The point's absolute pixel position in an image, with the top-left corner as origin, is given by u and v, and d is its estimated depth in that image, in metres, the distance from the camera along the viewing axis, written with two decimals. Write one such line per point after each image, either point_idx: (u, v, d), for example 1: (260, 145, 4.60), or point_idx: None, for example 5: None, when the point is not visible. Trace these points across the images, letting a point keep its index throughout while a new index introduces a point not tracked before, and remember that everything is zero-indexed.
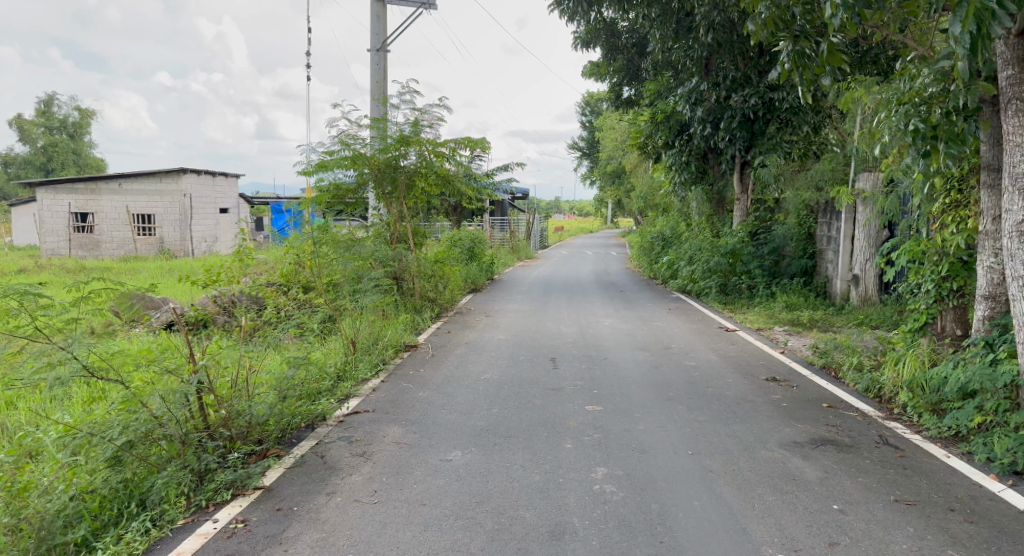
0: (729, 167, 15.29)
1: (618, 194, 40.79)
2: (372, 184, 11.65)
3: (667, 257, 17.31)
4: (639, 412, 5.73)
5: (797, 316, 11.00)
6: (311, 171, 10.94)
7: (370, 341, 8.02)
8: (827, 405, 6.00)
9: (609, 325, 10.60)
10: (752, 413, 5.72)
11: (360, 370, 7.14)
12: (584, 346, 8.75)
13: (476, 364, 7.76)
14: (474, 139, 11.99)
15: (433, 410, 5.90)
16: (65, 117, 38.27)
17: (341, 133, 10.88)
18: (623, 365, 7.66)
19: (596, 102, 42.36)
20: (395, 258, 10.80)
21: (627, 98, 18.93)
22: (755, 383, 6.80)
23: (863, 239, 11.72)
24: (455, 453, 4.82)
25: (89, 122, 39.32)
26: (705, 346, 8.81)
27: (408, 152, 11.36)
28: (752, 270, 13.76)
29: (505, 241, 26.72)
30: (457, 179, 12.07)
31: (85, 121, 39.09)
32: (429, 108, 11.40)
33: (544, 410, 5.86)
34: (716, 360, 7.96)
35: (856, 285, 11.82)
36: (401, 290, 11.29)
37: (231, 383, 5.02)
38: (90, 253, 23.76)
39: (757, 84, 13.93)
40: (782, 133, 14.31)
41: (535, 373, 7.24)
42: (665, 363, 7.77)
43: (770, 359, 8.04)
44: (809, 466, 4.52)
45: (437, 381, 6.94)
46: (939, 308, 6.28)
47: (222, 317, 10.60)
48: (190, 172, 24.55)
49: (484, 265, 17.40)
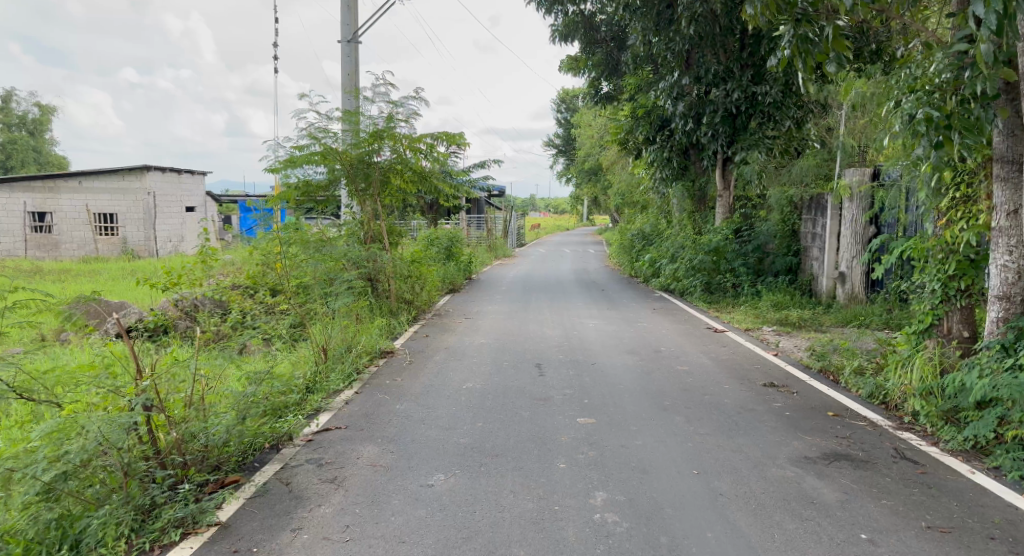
0: (711, 164, 14.96)
1: (594, 191, 40.52)
2: (345, 181, 11.10)
3: (648, 256, 16.95)
4: (635, 425, 5.31)
5: (785, 314, 10.68)
6: (278, 168, 10.37)
7: (342, 348, 7.48)
8: (832, 413, 5.64)
9: (594, 327, 10.18)
10: (756, 424, 5.34)
11: (331, 381, 6.61)
12: (569, 350, 8.32)
13: (456, 371, 7.29)
14: (452, 134, 11.49)
15: (411, 426, 5.41)
16: (24, 113, 36.97)
17: (310, 127, 10.32)
18: (613, 371, 7.24)
19: (572, 99, 42.12)
20: (369, 258, 10.23)
21: (606, 93, 18.51)
22: (753, 389, 6.43)
23: (850, 236, 11.46)
24: (437, 477, 4.34)
25: (50, 118, 37.98)
26: (695, 348, 8.44)
27: (382, 147, 10.84)
28: (737, 268, 13.41)
29: (482, 239, 26.20)
30: (433, 176, 11.59)
31: (45, 117, 37.75)
32: (405, 101, 10.89)
33: (532, 423, 5.42)
34: (709, 364, 7.59)
35: (842, 284, 11.56)
36: (376, 291, 10.71)
37: (188, 399, 4.49)
38: (48, 254, 22.73)
39: (740, 77, 13.60)
40: (764, 129, 13.94)
41: (520, 382, 6.78)
42: (657, 368, 7.37)
43: (765, 362, 7.70)
44: (826, 486, 4.13)
45: (415, 392, 6.46)
46: (944, 309, 5.88)
47: (184, 323, 10.06)
48: (154, 169, 23.62)
49: (462, 265, 16.88)
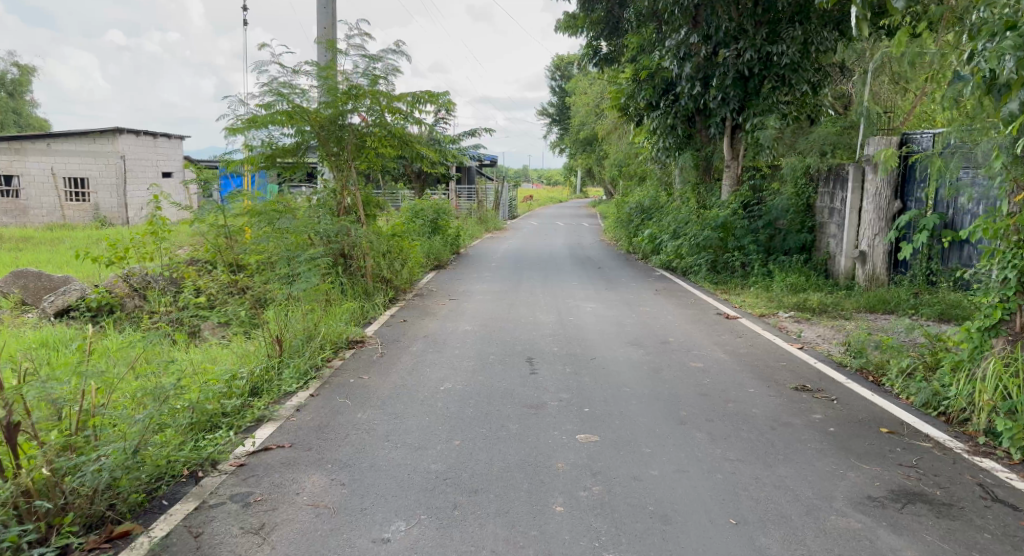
0: (718, 131, 13.93)
1: (589, 162, 39.30)
2: (315, 144, 9.94)
3: (647, 231, 15.92)
4: (649, 447, 4.30)
5: (803, 298, 9.65)
6: (242, 129, 9.25)
7: (300, 338, 6.43)
8: (886, 429, 4.67)
9: (590, 311, 9.16)
10: (798, 447, 4.34)
11: (281, 382, 5.57)
12: (565, 341, 7.29)
13: (433, 368, 6.24)
14: (434, 93, 10.30)
15: (372, 444, 4.37)
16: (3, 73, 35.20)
17: (274, 82, 9.17)
18: (615, 368, 6.22)
19: (566, 66, 40.76)
20: (339, 233, 9.03)
21: (606, 54, 17.25)
22: (782, 395, 5.43)
23: (873, 211, 10.46)
24: (396, 528, 3.34)
25: (30, 79, 36.34)
26: (707, 339, 7.42)
27: (357, 104, 9.72)
28: (746, 247, 12.29)
29: (473, 210, 25.01)
30: (417, 141, 10.50)
31: (25, 78, 36.10)
32: (384, 53, 9.74)
33: (521, 442, 4.40)
34: (726, 359, 6.60)
35: (862, 264, 10.56)
36: (348, 271, 9.44)
37: (72, 436, 3.48)
38: (16, 220, 21.51)
39: (753, 36, 12.50)
40: (778, 93, 12.85)
41: (507, 383, 5.75)
42: (666, 364, 6.37)
43: (790, 357, 6.71)
44: (908, 546, 3.15)
45: (382, 395, 5.41)
46: (1019, 300, 4.76)
47: (133, 302, 8.87)
48: (128, 132, 22.25)
49: (449, 239, 15.72)
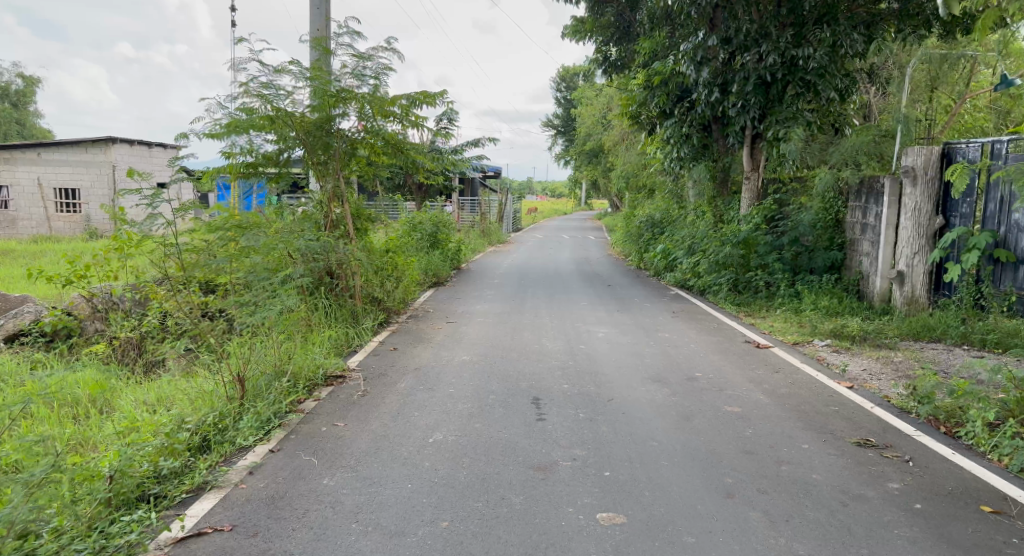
0: (737, 141, 13.00)
1: (594, 174, 38.45)
2: (301, 152, 9.01)
3: (660, 246, 14.97)
4: (692, 535, 3.40)
5: (840, 324, 8.67)
6: (220, 134, 8.37)
7: (266, 377, 5.49)
8: (987, 507, 3.70)
9: (603, 338, 8.22)
10: (883, 535, 3.40)
11: (235, 434, 4.64)
12: (576, 376, 6.35)
13: (422, 412, 5.27)
14: (431, 94, 9.40)
15: (337, 528, 3.45)
16: (7, 84, 34.51)
17: (252, 82, 8.28)
18: (638, 413, 5.27)
19: (572, 77, 40.23)
20: (324, 251, 8.08)
21: (615, 60, 16.40)
22: (844, 453, 4.48)
23: (911, 227, 9.47)
24: None
25: (35, 89, 35.76)
26: (740, 375, 6.46)
27: (346, 108, 8.84)
28: (770, 265, 11.34)
29: (475, 224, 24.12)
30: (411, 148, 9.60)
31: (31, 89, 35.52)
32: (376, 52, 8.92)
33: (528, 525, 3.47)
34: (766, 401, 5.65)
35: (899, 285, 9.57)
36: (335, 291, 8.52)
37: None
38: (4, 232, 20.66)
39: (777, 38, 11.58)
40: (802, 100, 11.92)
41: (508, 434, 4.79)
42: (697, 408, 5.41)
43: (840, 399, 5.74)
44: None
45: (357, 450, 4.46)
46: None
47: (94, 325, 7.91)
48: (123, 141, 21.39)
49: (449, 254, 14.82)
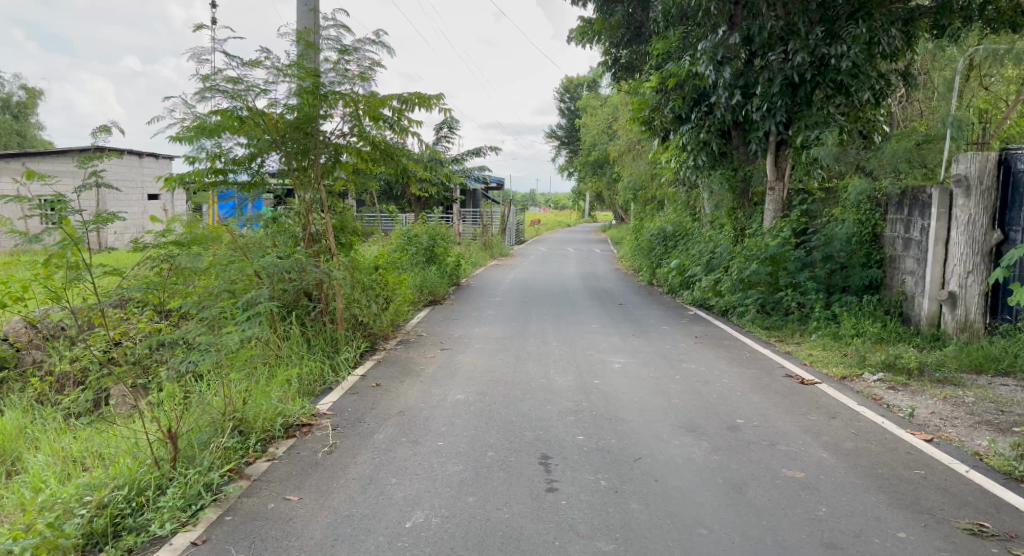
0: (761, 147, 11.88)
1: (598, 186, 37.46)
2: (275, 157, 7.85)
3: (675, 261, 13.89)
4: None
5: (892, 354, 7.56)
6: (185, 137, 7.29)
7: (205, 432, 4.40)
8: None
9: (620, 370, 7.11)
10: None
11: (150, 518, 3.57)
12: (593, 424, 5.24)
13: (399, 478, 4.16)
14: (425, 96, 8.34)
15: None
16: (7, 96, 33.66)
17: (217, 77, 7.21)
18: (675, 479, 4.17)
19: (576, 88, 39.53)
20: (297, 271, 6.98)
21: (625, 64, 15.41)
22: (958, 549, 3.37)
23: (966, 242, 8.33)
24: None
25: (36, 101, 34.84)
26: (790, 422, 5.35)
27: (330, 108, 7.78)
28: (802, 283, 10.22)
29: (477, 236, 23.08)
30: (403, 154, 8.51)
31: (32, 101, 34.66)
32: (363, 46, 7.88)
33: None
34: (832, 461, 4.53)
35: (951, 308, 8.42)
36: (312, 315, 7.44)
37: None
38: None
39: (807, 35, 10.49)
40: (833, 103, 10.85)
41: (508, 514, 3.69)
42: (749, 472, 4.30)
43: (924, 459, 4.61)
44: None
45: (308, 544, 3.37)
46: None
47: (32, 356, 6.86)
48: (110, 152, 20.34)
49: (447, 270, 13.73)
